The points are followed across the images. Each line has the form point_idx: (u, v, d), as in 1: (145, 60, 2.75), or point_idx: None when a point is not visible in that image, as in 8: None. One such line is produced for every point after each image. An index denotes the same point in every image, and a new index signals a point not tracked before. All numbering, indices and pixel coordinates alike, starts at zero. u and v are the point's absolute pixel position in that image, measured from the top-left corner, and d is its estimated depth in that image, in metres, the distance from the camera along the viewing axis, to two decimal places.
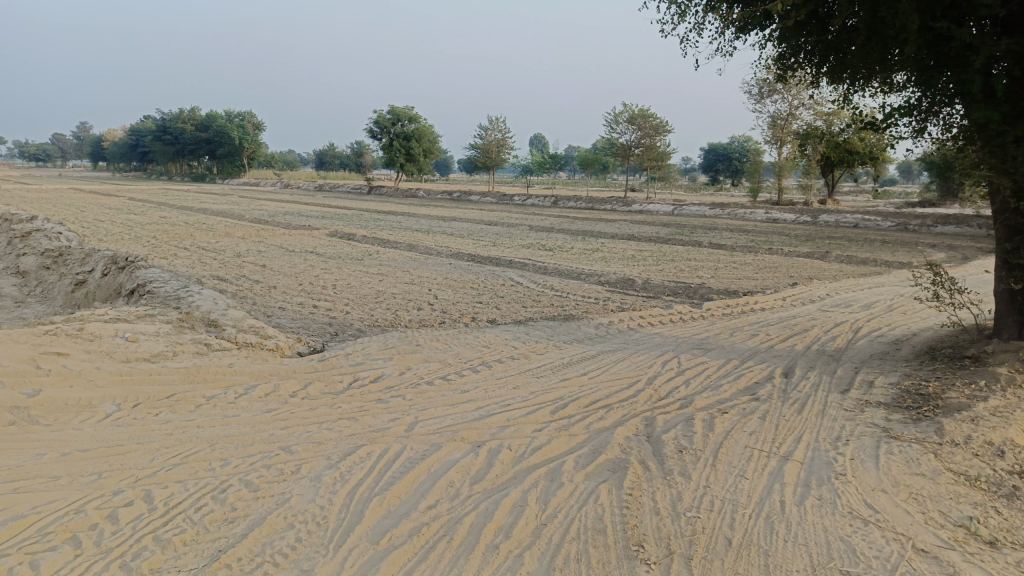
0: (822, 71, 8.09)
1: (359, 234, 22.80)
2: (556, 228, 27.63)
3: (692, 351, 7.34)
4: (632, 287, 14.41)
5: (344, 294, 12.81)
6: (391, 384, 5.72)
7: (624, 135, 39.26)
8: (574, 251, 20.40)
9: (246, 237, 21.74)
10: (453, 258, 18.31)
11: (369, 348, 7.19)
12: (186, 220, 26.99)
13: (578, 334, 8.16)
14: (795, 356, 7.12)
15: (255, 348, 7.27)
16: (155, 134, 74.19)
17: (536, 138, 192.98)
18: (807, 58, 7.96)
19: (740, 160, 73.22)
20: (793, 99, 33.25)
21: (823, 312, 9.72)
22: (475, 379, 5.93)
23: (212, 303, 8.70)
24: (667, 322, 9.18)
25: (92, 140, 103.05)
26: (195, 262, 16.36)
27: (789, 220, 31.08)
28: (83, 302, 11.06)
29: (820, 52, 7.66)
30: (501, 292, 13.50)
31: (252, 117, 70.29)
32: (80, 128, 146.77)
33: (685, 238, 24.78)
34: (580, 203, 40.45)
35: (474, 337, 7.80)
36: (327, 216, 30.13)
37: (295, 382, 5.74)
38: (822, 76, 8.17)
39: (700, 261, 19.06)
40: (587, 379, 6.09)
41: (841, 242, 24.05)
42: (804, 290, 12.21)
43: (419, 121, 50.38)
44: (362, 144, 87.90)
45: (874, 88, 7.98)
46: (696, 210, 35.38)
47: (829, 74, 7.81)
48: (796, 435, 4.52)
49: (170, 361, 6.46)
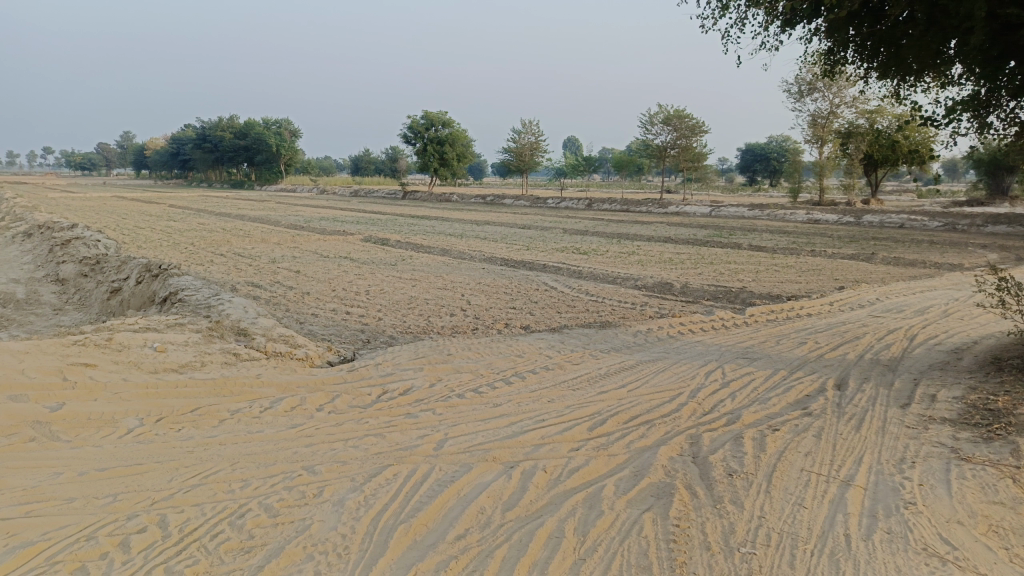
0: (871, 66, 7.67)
1: (393, 239, 22.75)
2: (590, 231, 27.27)
3: (736, 361, 6.99)
4: (670, 291, 14.03)
5: (377, 300, 12.68)
6: (421, 396, 5.50)
7: (659, 136, 38.74)
8: (609, 254, 20.06)
9: (281, 243, 21.86)
10: (487, 262, 18.12)
11: (400, 357, 6.99)
12: (223, 226, 27.30)
13: (616, 342, 7.85)
14: (848, 367, 6.73)
15: (285, 358, 7.10)
16: (195, 143, 75.71)
17: (571, 142, 192.45)
18: (856, 53, 7.55)
19: (778, 161, 71.85)
20: (834, 97, 32.45)
21: (874, 318, 9.25)
22: (508, 392, 5.67)
23: (243, 311, 8.59)
24: (708, 329, 8.81)
25: (136, 149, 105.57)
26: (231, 268, 16.43)
27: (831, 221, 30.26)
28: (119, 310, 11.08)
29: (871, 45, 7.27)
30: (535, 297, 13.24)
31: (289, 124, 71.16)
32: (124, 137, 150.97)
33: (724, 241, 24.24)
34: (615, 205, 40.01)
35: (508, 346, 7.54)
36: (362, 221, 30.15)
37: (322, 395, 5.55)
38: (872, 70, 7.75)
39: (740, 264, 18.56)
40: (626, 392, 5.79)
41: (886, 242, 23.29)
42: (852, 294, 11.69)
43: (453, 126, 50.43)
44: (396, 149, 88.54)
45: (928, 82, 7.56)
46: (734, 211, 34.69)
47: (880, 68, 7.40)
48: (855, 456, 4.18)
49: (197, 372, 6.33)
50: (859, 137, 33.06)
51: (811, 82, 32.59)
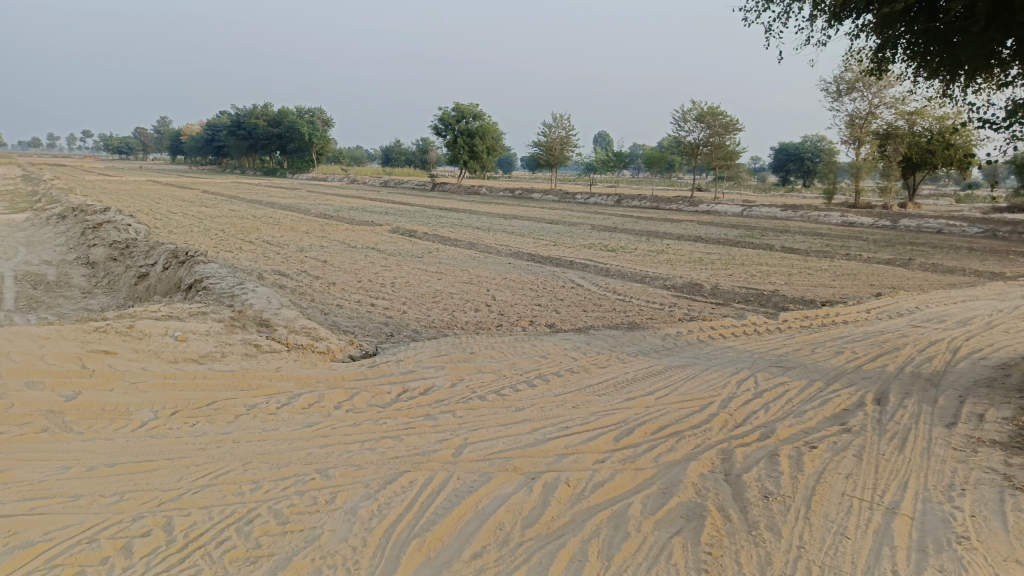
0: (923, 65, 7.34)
1: (420, 231, 22.68)
2: (619, 228, 26.94)
3: (770, 369, 6.72)
4: (699, 292, 13.74)
5: (402, 292, 12.57)
6: (442, 397, 5.35)
7: (691, 133, 38.21)
8: (638, 252, 19.76)
9: (309, 232, 21.88)
10: (513, 257, 17.94)
11: (421, 354, 6.82)
12: (253, 214, 27.46)
13: (644, 346, 7.61)
14: (887, 380, 6.43)
15: (306, 351, 6.98)
16: (230, 130, 76.48)
17: (602, 137, 191.34)
18: (908, 51, 7.23)
19: (813, 161, 70.56)
20: (873, 98, 31.71)
21: (914, 328, 8.90)
22: (532, 395, 5.47)
23: (266, 301, 8.49)
24: (740, 334, 8.52)
25: (173, 134, 107.16)
26: (259, 256, 16.46)
27: (867, 224, 29.58)
28: (145, 296, 11.09)
29: (925, 42, 6.95)
30: (562, 294, 13.02)
31: (322, 113, 71.49)
32: (161, 121, 153.58)
33: (755, 241, 23.78)
34: (644, 202, 39.55)
35: (533, 346, 7.34)
36: (391, 212, 30.13)
37: (340, 391, 5.41)
38: (923, 69, 7.41)
39: (772, 266, 18.14)
40: (655, 400, 5.57)
41: (924, 248, 22.66)
42: (890, 302, 11.30)
43: (484, 118, 50.25)
44: (427, 141, 88.64)
45: (984, 82, 7.22)
46: (766, 211, 34.06)
47: (935, 66, 7.07)
48: (900, 480, 3.92)
49: (216, 363, 6.23)
50: (898, 139, 32.29)
51: (850, 81, 31.86)
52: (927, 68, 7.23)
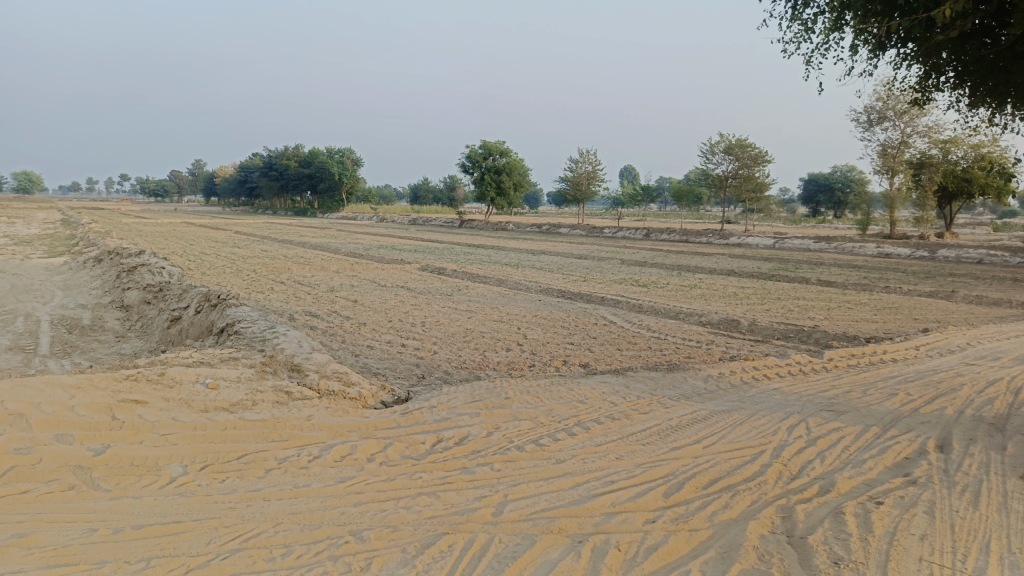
0: (978, 92, 7.04)
1: (449, 268, 22.63)
2: (650, 262, 26.64)
3: (821, 414, 6.40)
4: (736, 329, 13.39)
5: (433, 332, 12.43)
6: (480, 447, 5.14)
7: (719, 166, 38.01)
8: (670, 287, 19.46)
9: (340, 271, 21.97)
10: (543, 294, 17.75)
11: (455, 400, 6.61)
12: (285, 253, 27.75)
13: (686, 389, 7.32)
14: (948, 425, 6.07)
15: (338, 398, 6.81)
16: (262, 171, 78.08)
17: (629, 171, 191.85)
18: (960, 79, 6.95)
19: (843, 191, 69.78)
20: (906, 127, 31.24)
21: (969, 366, 8.49)
22: (572, 445, 5.23)
23: (297, 345, 8.39)
24: (785, 376, 8.19)
25: (207, 176, 109.74)
26: (290, 296, 16.48)
27: (904, 254, 28.95)
28: (177, 339, 11.08)
29: (978, 70, 6.66)
30: (594, 332, 12.77)
31: (351, 153, 72.69)
32: (196, 164, 157.75)
33: (790, 274, 23.35)
34: (674, 235, 39.22)
35: (570, 390, 7.10)
36: (420, 250, 30.22)
37: (374, 442, 5.22)
38: (979, 96, 7.10)
39: (809, 299, 17.70)
40: (703, 450, 5.30)
41: (966, 279, 22.02)
42: (939, 338, 10.85)
43: (511, 155, 50.59)
44: (455, 179, 89.55)
45: None
46: (799, 243, 33.52)
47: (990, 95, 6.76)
48: (980, 543, 3.60)
49: (247, 411, 6.08)
50: (932, 168, 31.63)
51: (881, 111, 31.50)
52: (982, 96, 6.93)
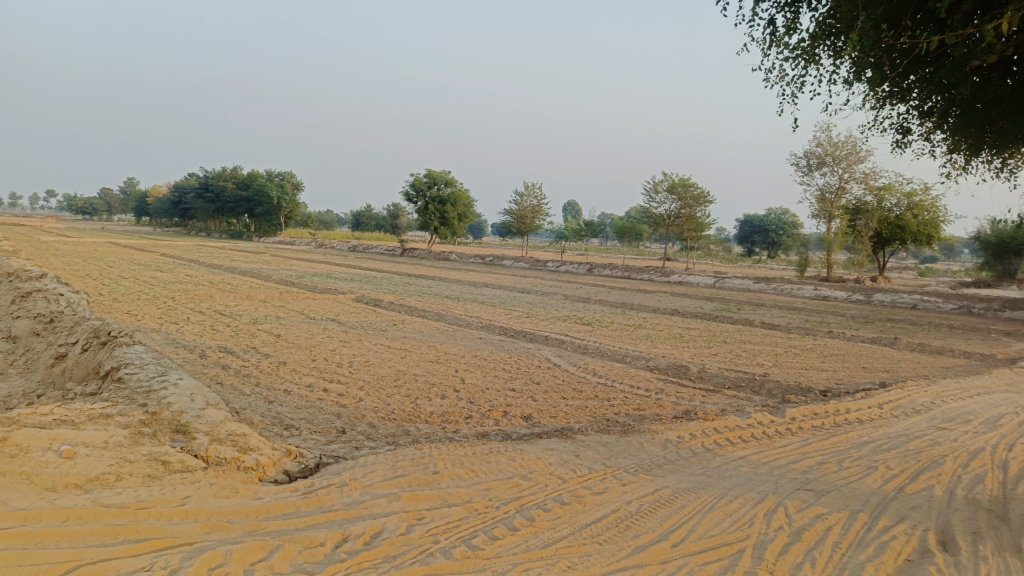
0: (978, 130, 6.68)
1: (385, 300, 21.39)
2: (593, 299, 25.92)
3: (799, 496, 5.55)
4: (685, 375, 12.66)
5: (360, 373, 11.24)
6: (396, 551, 4.05)
7: (663, 205, 38.01)
8: (615, 326, 18.74)
9: (266, 301, 20.51)
10: (484, 331, 16.74)
11: (373, 474, 5.48)
12: (210, 279, 26.06)
13: (642, 458, 6.39)
14: (943, 512, 5.26)
15: (228, 469, 5.60)
16: (197, 192, 75.21)
17: (571, 207, 194.45)
18: (960, 120, 6.58)
19: (777, 233, 71.65)
20: (843, 172, 31.78)
21: (942, 431, 7.78)
22: (512, 547, 4.19)
23: (188, 398, 7.13)
24: (748, 441, 7.34)
25: (138, 194, 105.72)
26: (206, 328, 15.02)
27: (841, 297, 29.15)
28: (58, 380, 9.64)
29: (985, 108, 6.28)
30: (538, 377, 11.75)
31: (291, 177, 70.53)
32: (129, 183, 153.39)
33: (733, 315, 23.01)
34: (616, 271, 38.79)
35: (510, 458, 6.06)
36: (356, 279, 28.89)
37: (257, 543, 4.06)
38: (979, 133, 6.76)
39: (755, 344, 17.16)
40: (671, 552, 4.36)
41: (904, 325, 22.04)
42: (900, 394, 10.22)
43: (455, 185, 49.73)
44: (397, 206, 88.15)
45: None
46: (739, 283, 33.47)
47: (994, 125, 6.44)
48: None
49: (106, 492, 4.81)
50: (868, 214, 32.18)
51: (820, 156, 31.98)
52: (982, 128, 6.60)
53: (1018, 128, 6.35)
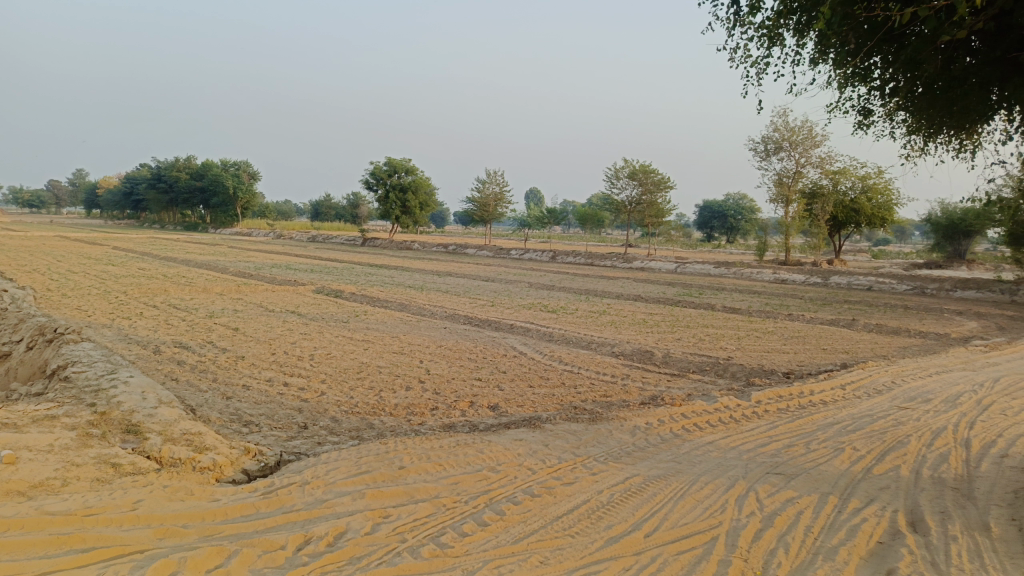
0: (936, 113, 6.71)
1: (347, 291, 21.02)
2: (557, 286, 25.87)
3: (769, 480, 5.53)
4: (651, 360, 12.67)
5: (322, 366, 10.97)
6: (361, 552, 3.88)
7: (624, 191, 38.10)
8: (579, 313, 18.70)
9: (223, 293, 19.97)
10: (448, 320, 16.54)
11: (336, 471, 5.28)
12: (165, 272, 25.31)
13: (612, 446, 6.31)
14: (911, 492, 5.28)
15: (182, 470, 5.34)
16: (149, 183, 73.17)
17: (532, 195, 194.50)
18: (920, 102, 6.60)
19: (735, 218, 72.70)
20: (800, 157, 32.21)
21: (905, 411, 7.87)
22: (482, 543, 4.06)
23: (139, 397, 6.83)
24: (716, 426, 7.32)
25: (87, 186, 102.51)
26: (160, 323, 14.54)
27: (799, 280, 29.62)
28: (2, 380, 9.19)
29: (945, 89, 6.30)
30: (504, 365, 11.60)
31: (248, 167, 69.04)
32: (77, 174, 148.64)
33: (695, 300, 23.19)
34: (579, 258, 38.82)
35: (478, 451, 5.91)
36: (316, 269, 28.40)
37: (213, 548, 3.85)
38: (936, 118, 6.80)
39: (718, 327, 17.28)
40: (645, 542, 4.27)
41: (861, 306, 22.46)
42: (861, 374, 10.35)
43: (416, 173, 49.19)
44: (356, 195, 86.99)
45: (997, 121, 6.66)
46: (700, 268, 33.79)
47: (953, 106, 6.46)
48: None
49: (51, 498, 4.53)
50: (824, 197, 32.77)
51: (778, 141, 32.36)
52: (941, 112, 6.63)
53: (976, 109, 6.39)
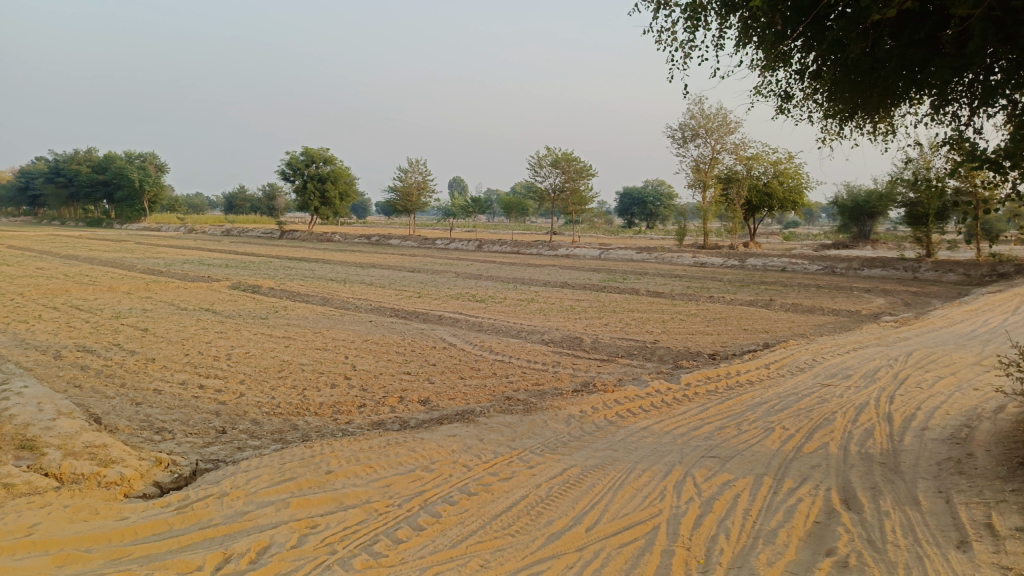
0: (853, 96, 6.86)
1: (265, 286, 20.21)
2: (483, 275, 25.68)
3: (705, 463, 5.51)
4: (580, 347, 12.66)
5: (241, 366, 10.44)
6: (288, 568, 3.61)
7: (546, 178, 38.17)
8: (507, 302, 18.57)
9: (131, 292, 18.85)
10: (373, 313, 16.11)
11: (258, 479, 4.94)
12: (65, 272, 23.74)
13: (547, 437, 6.18)
14: (842, 469, 5.35)
15: (86, 486, 4.89)
16: (47, 177, 68.75)
17: (455, 185, 193.49)
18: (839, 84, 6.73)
19: (654, 204, 74.34)
20: (716, 143, 33.03)
21: (827, 387, 8.07)
22: (418, 549, 3.84)
23: (35, 409, 6.26)
24: (649, 410, 7.30)
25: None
26: (60, 326, 13.55)
27: (717, 263, 30.43)
28: None
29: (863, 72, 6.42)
30: (433, 358, 11.35)
31: (155, 158, 65.78)
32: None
33: (620, 285, 23.47)
34: (504, 246, 38.75)
35: (410, 449, 5.67)
36: (232, 264, 27.26)
37: None
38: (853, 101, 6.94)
39: (643, 312, 17.49)
40: (587, 536, 4.15)
41: (777, 286, 23.25)
42: (784, 353, 10.62)
43: (335, 163, 47.93)
44: (273, 187, 84.29)
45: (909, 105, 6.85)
46: (623, 254, 34.27)
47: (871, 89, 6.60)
48: None
49: None
50: (739, 182, 33.78)
51: (694, 128, 33.07)
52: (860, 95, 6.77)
53: (891, 91, 6.56)
